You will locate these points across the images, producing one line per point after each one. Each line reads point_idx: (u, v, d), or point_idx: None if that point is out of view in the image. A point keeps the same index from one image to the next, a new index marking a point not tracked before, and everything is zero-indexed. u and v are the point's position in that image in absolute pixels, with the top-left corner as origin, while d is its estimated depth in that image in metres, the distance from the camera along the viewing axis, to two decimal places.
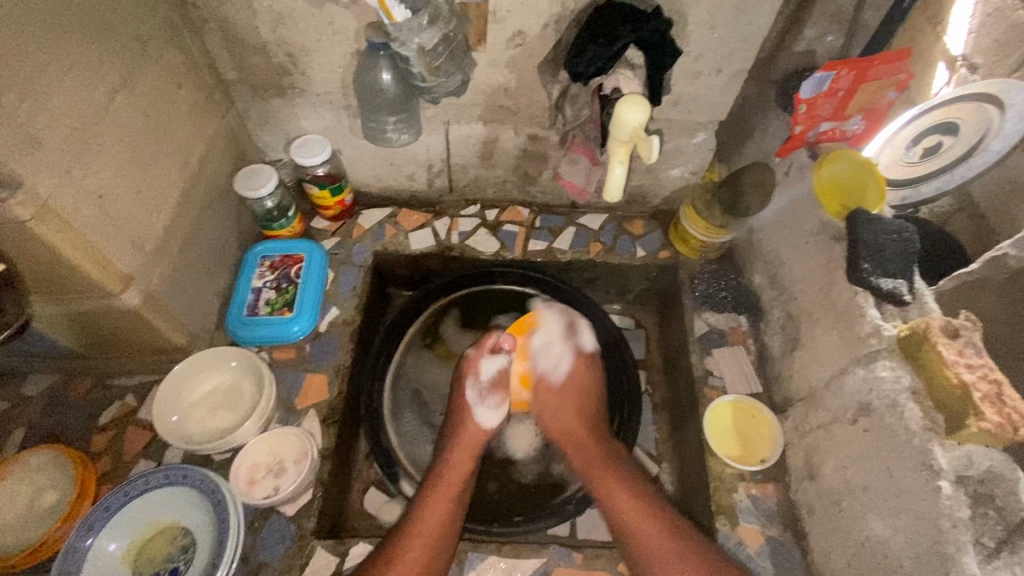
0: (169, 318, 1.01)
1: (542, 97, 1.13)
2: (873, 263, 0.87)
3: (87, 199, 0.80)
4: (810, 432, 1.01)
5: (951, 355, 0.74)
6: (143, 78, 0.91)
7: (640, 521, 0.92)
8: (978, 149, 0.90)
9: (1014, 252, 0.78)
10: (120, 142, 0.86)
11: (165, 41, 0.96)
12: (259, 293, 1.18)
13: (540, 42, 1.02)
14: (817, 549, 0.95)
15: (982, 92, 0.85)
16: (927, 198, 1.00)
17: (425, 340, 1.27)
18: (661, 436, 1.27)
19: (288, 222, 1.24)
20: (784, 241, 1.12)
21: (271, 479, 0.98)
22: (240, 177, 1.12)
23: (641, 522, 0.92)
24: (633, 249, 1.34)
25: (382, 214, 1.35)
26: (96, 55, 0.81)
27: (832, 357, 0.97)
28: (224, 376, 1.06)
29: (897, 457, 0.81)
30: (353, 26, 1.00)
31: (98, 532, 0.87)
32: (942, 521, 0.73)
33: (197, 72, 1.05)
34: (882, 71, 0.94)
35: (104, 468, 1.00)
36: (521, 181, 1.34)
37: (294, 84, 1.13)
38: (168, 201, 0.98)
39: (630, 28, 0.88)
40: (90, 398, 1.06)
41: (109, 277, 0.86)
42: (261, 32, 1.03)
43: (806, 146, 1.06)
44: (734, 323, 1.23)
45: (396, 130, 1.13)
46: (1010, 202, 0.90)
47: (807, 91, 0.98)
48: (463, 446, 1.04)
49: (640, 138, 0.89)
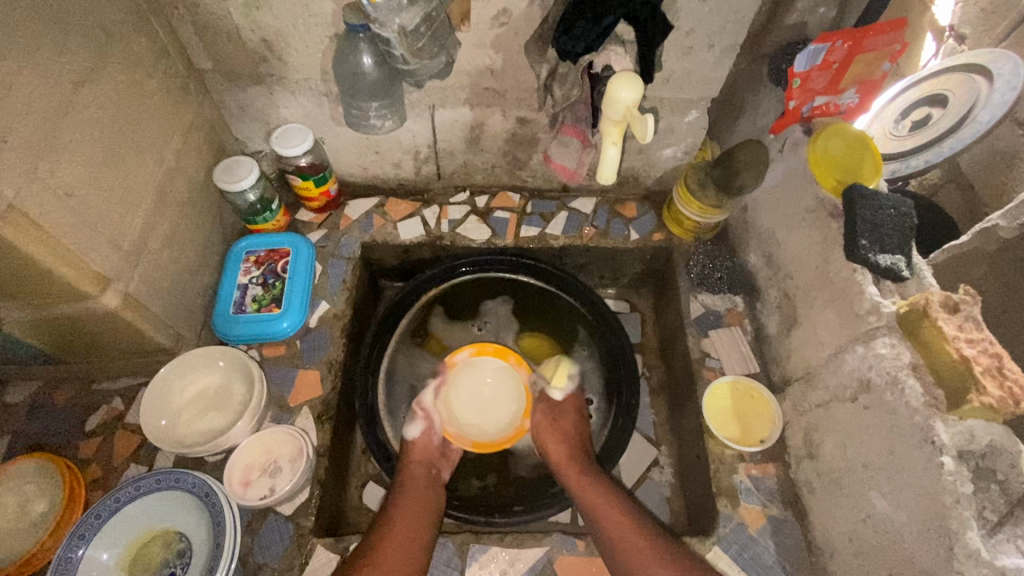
0: (151, 319, 0.97)
1: (529, 77, 1.09)
2: (871, 240, 0.85)
3: (56, 197, 0.76)
4: (809, 411, 1.00)
5: (952, 330, 0.74)
6: (108, 69, 0.86)
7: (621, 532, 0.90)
8: (966, 120, 0.84)
9: (1004, 224, 0.78)
10: (89, 137, 0.82)
11: (133, 29, 0.92)
12: (245, 290, 1.15)
13: (526, 20, 0.98)
14: (819, 527, 0.95)
15: (969, 63, 0.86)
16: (915, 172, 0.90)
17: (411, 338, 1.23)
18: (659, 419, 1.27)
19: (272, 216, 1.20)
20: (779, 220, 1.10)
21: (266, 479, 0.96)
22: (220, 169, 1.08)
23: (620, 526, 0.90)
24: (626, 232, 1.32)
25: (369, 205, 1.32)
26: (57, 45, 0.77)
27: (831, 336, 0.96)
28: (212, 376, 1.03)
29: (898, 434, 0.80)
30: (330, 7, 0.96)
31: (90, 541, 0.85)
32: (945, 497, 0.72)
33: (168, 61, 1.01)
34: (876, 42, 0.93)
35: (93, 474, 0.97)
36: (510, 166, 1.31)
37: (271, 71, 1.08)
38: (143, 198, 0.94)
39: (619, 2, 0.84)
40: (75, 403, 1.03)
41: (85, 279, 0.82)
42: (234, 17, 0.98)
43: (800, 121, 1.05)
44: (730, 304, 1.21)
45: (379, 116, 1.11)
46: (999, 172, 0.88)
47: (801, 64, 0.97)
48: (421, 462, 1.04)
49: (633, 118, 0.86)
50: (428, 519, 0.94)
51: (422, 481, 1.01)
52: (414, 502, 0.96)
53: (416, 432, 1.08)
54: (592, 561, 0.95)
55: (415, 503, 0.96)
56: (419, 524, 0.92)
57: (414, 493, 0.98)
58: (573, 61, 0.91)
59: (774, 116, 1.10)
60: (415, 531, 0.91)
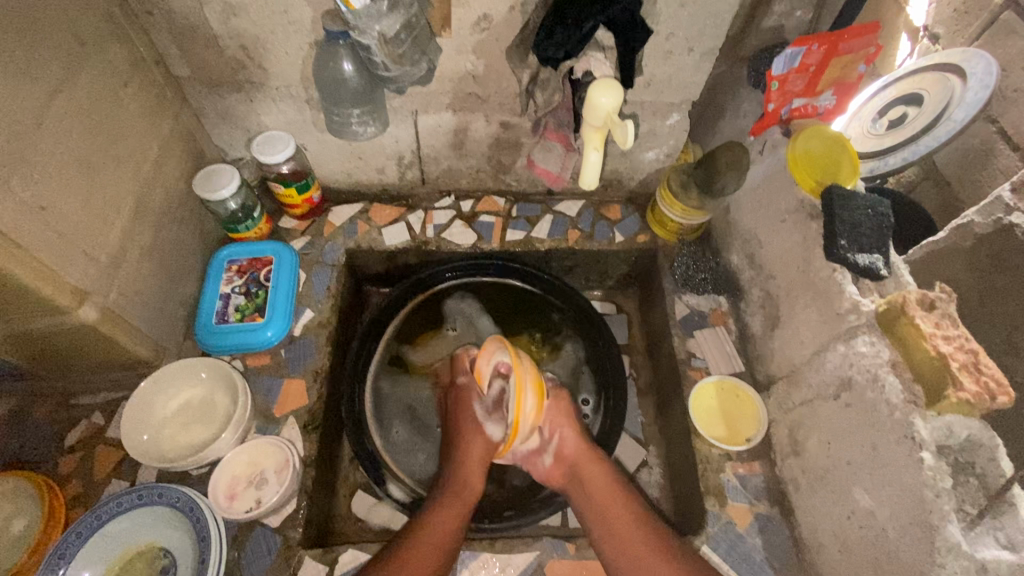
0: (131, 331, 0.96)
1: (511, 82, 1.10)
2: (850, 240, 0.86)
3: (29, 210, 0.75)
4: (793, 409, 1.02)
5: (930, 327, 0.75)
6: (83, 78, 0.85)
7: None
8: (941, 119, 0.85)
9: (978, 220, 0.80)
10: (61, 150, 0.80)
11: (108, 38, 0.90)
12: (228, 299, 1.14)
13: (507, 25, 0.99)
14: (805, 524, 0.96)
15: (943, 63, 0.87)
16: (894, 170, 0.91)
17: (390, 367, 1.20)
18: (647, 420, 1.28)
19: (254, 224, 1.19)
20: (760, 221, 1.12)
21: (252, 491, 0.95)
22: (200, 178, 1.06)
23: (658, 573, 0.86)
24: (611, 234, 1.32)
25: (353, 211, 1.31)
26: (28, 55, 0.75)
27: (812, 334, 0.97)
28: (195, 389, 1.02)
29: (878, 431, 0.82)
30: (309, 15, 0.95)
31: (71, 561, 0.84)
32: (926, 492, 0.73)
33: (144, 68, 0.99)
34: (852, 45, 0.94)
35: (74, 491, 0.96)
36: (494, 170, 1.31)
37: (251, 78, 1.08)
38: (122, 209, 0.93)
39: (599, 8, 0.84)
40: (54, 418, 1.02)
41: (61, 294, 0.81)
42: (211, 24, 0.97)
43: (779, 123, 1.06)
44: (714, 304, 1.23)
45: (361, 122, 1.09)
46: (974, 169, 0.90)
47: (778, 68, 0.98)
48: (473, 459, 1.00)
49: (614, 123, 0.87)
50: (457, 533, 0.91)
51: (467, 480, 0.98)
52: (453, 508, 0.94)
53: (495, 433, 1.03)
54: (583, 563, 0.95)
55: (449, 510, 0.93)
56: (445, 535, 0.89)
57: (452, 500, 0.95)
58: (554, 67, 0.92)
59: (753, 119, 1.11)
60: (441, 546, 0.87)
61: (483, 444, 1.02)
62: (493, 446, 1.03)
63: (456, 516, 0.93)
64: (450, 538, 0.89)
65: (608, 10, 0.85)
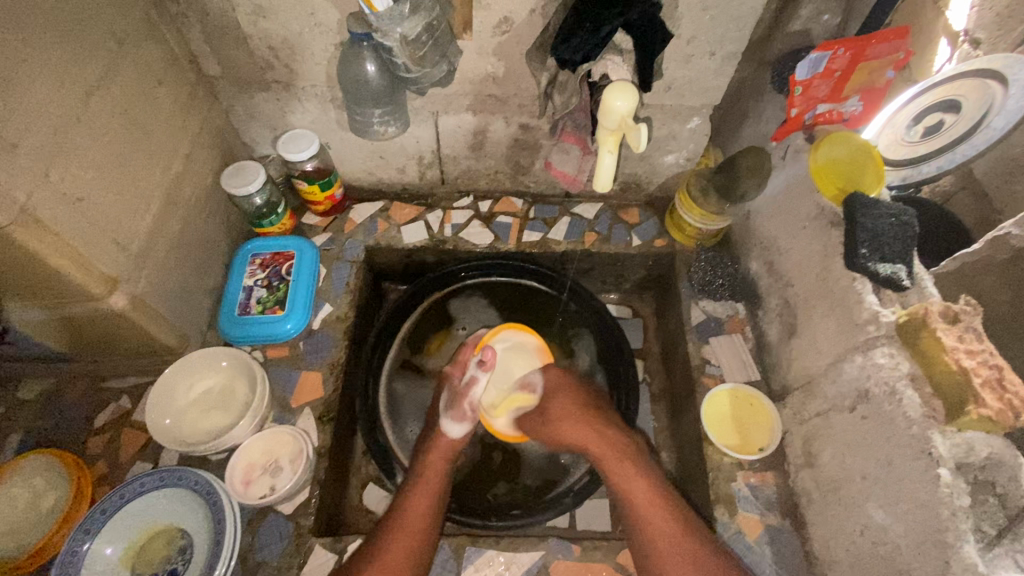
0: (158, 318, 1.00)
1: (530, 84, 1.11)
2: (871, 249, 0.84)
3: (66, 201, 0.79)
4: (807, 420, 1.00)
5: (951, 340, 0.73)
6: (120, 78, 0.89)
7: (670, 533, 0.86)
8: (979, 127, 0.85)
9: (1016, 232, 0.76)
10: (97, 146, 0.84)
11: (144, 38, 0.94)
12: (250, 292, 1.17)
13: (528, 28, 1.00)
14: (818, 538, 0.94)
15: (982, 68, 0.81)
16: (929, 178, 0.93)
17: (403, 367, 1.21)
18: (660, 425, 1.27)
19: (277, 219, 1.22)
20: (779, 228, 1.10)
21: (267, 478, 0.97)
22: (228, 174, 1.10)
23: (661, 531, 0.87)
24: (628, 238, 1.32)
25: (373, 208, 1.33)
26: (69, 56, 0.79)
27: (829, 345, 0.95)
28: (216, 377, 1.06)
29: (895, 445, 0.80)
30: (336, 17, 0.98)
31: (96, 536, 0.88)
32: (942, 509, 0.71)
33: (177, 67, 1.03)
34: (878, 50, 0.91)
35: (100, 471, 1.00)
36: (512, 171, 1.33)
37: (279, 78, 1.11)
38: (153, 202, 0.97)
39: (618, 11, 0.84)
40: (84, 401, 1.06)
41: (92, 281, 0.85)
42: (242, 26, 1.01)
43: (802, 129, 1.04)
44: (731, 311, 1.21)
45: (382, 122, 1.12)
46: (1014, 179, 0.87)
47: (802, 73, 0.95)
48: (438, 450, 1.00)
49: (629, 127, 0.87)
50: (432, 523, 0.91)
51: (438, 469, 0.98)
52: (426, 492, 0.94)
53: (457, 431, 1.03)
54: (589, 566, 0.95)
55: (422, 497, 0.93)
56: (422, 524, 0.90)
57: (425, 486, 0.95)
58: (572, 70, 0.92)
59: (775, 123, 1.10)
60: (417, 536, 0.88)
61: (447, 442, 1.02)
62: (454, 443, 1.02)
63: (432, 499, 0.93)
64: (422, 534, 0.89)
65: (627, 14, 0.85)
